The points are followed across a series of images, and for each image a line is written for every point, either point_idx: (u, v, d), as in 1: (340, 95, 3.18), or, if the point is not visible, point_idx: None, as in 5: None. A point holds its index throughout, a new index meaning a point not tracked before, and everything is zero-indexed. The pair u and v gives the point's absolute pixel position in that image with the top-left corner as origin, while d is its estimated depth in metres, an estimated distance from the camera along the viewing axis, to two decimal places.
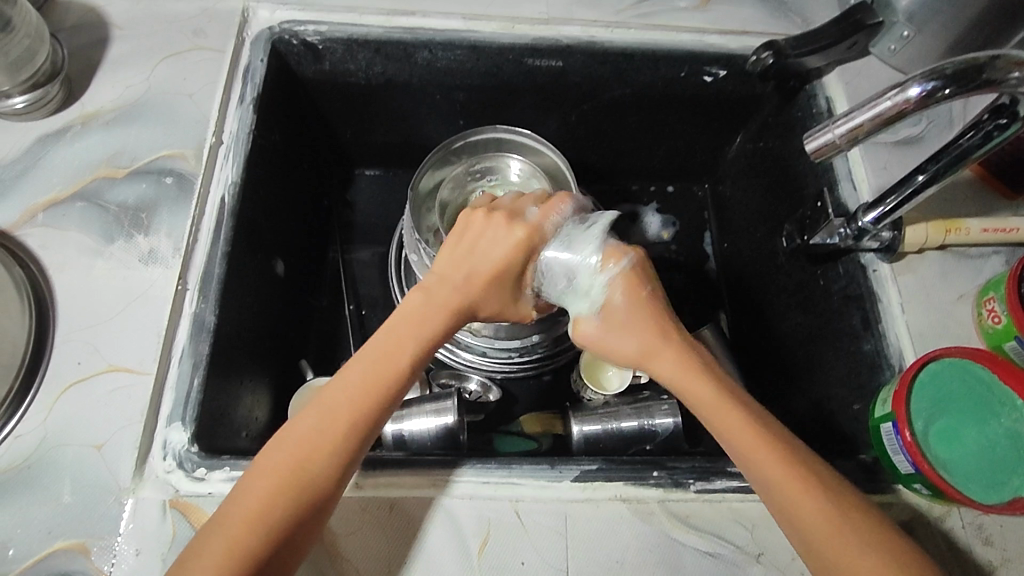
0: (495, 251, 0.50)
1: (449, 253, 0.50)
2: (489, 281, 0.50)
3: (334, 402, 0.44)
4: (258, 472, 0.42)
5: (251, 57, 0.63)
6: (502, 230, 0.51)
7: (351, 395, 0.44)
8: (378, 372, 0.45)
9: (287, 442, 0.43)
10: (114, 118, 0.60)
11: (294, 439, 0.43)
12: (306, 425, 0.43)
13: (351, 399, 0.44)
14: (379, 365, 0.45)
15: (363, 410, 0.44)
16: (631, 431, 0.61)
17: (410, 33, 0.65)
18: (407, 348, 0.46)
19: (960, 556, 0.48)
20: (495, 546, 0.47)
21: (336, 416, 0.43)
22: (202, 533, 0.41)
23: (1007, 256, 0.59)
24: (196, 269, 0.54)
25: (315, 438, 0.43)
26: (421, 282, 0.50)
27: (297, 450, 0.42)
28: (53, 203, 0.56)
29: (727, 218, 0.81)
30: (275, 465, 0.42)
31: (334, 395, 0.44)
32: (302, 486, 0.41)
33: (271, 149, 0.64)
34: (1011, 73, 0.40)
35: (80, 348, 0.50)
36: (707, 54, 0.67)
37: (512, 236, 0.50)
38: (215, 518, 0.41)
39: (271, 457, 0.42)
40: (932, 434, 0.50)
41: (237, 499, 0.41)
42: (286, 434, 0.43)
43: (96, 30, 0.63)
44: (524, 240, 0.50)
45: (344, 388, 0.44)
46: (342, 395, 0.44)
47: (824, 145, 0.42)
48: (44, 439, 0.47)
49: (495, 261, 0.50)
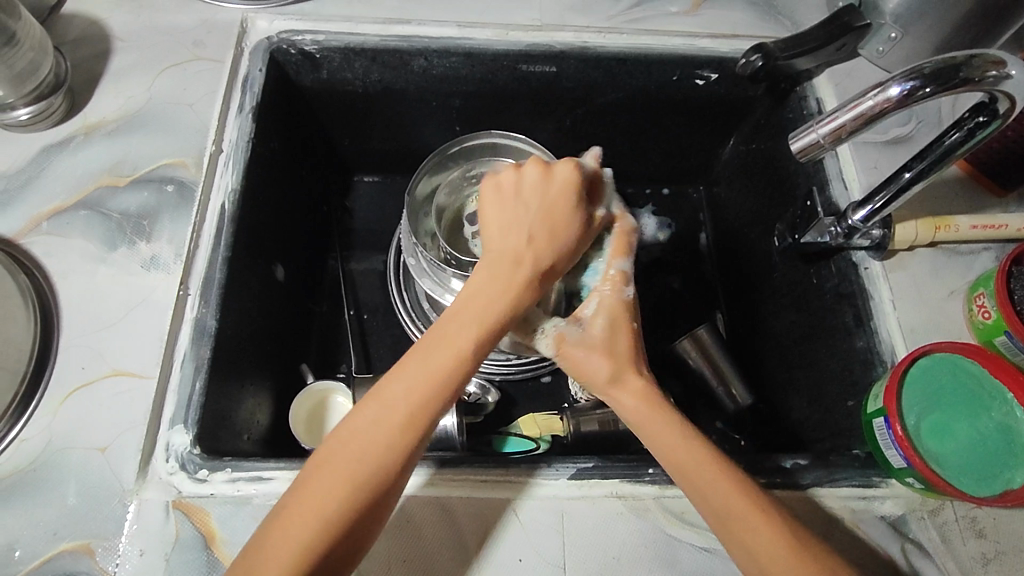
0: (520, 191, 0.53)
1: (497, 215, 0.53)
2: (508, 213, 0.52)
3: (391, 408, 0.44)
4: (314, 487, 0.41)
5: (250, 66, 0.64)
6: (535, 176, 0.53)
7: (415, 391, 0.44)
8: (430, 372, 0.45)
9: (338, 459, 0.42)
10: (116, 128, 0.61)
11: (351, 452, 0.42)
12: (365, 418, 0.43)
13: (409, 406, 0.44)
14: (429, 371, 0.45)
15: (423, 403, 0.44)
16: (628, 430, 0.63)
17: (406, 41, 0.66)
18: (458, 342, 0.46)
19: (952, 549, 0.49)
20: (492, 544, 0.47)
21: (393, 429, 0.43)
22: (262, 538, 0.40)
23: (997, 252, 0.60)
24: (197, 274, 0.55)
25: (372, 431, 0.43)
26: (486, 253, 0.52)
27: (351, 467, 0.42)
28: (57, 212, 0.57)
29: (722, 219, 0.82)
30: (338, 467, 0.42)
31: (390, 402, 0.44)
32: (359, 483, 0.41)
33: (270, 157, 0.65)
34: (989, 71, 0.41)
35: (84, 352, 0.51)
36: (698, 58, 0.68)
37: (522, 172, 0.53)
38: (261, 529, 0.41)
39: (327, 471, 0.42)
40: (924, 427, 0.51)
41: (293, 509, 0.41)
42: (349, 430, 0.43)
43: (100, 42, 0.65)
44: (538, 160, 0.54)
45: (395, 397, 0.44)
46: (397, 406, 0.44)
47: (809, 145, 0.44)
48: (50, 443, 0.48)
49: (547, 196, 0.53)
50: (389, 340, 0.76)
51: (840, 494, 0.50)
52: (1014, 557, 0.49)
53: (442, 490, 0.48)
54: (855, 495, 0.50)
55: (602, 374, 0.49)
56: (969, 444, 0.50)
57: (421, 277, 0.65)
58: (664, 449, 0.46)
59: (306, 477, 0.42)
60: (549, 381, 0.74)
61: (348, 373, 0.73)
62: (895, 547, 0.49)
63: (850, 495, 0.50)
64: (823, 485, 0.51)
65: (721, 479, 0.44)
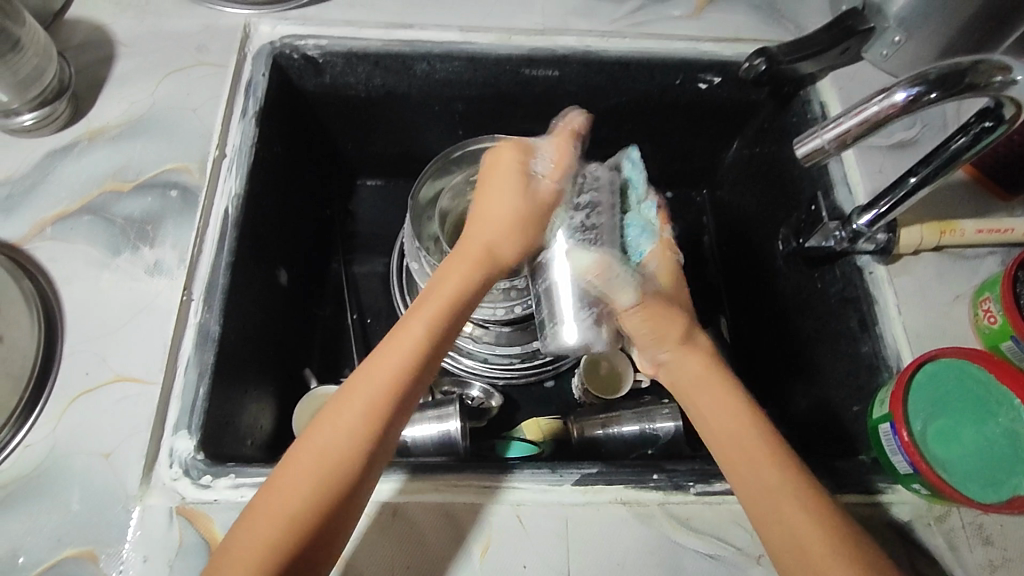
0: (490, 183, 0.55)
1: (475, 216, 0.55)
2: (491, 206, 0.55)
3: (356, 395, 0.44)
4: (285, 480, 0.42)
5: (253, 71, 0.64)
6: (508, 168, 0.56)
7: (379, 382, 0.44)
8: (391, 364, 0.45)
9: (309, 454, 0.42)
10: (120, 133, 0.61)
11: (318, 443, 0.43)
12: (334, 411, 0.44)
13: (373, 397, 0.44)
14: (390, 359, 0.45)
15: (384, 395, 0.44)
16: (631, 435, 0.62)
17: (408, 46, 0.66)
18: (424, 333, 0.47)
19: (958, 556, 0.49)
20: (496, 550, 0.47)
21: (360, 416, 0.43)
22: (240, 530, 0.41)
23: (1002, 256, 0.60)
24: (201, 279, 0.55)
25: (340, 423, 0.43)
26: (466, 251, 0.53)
27: (318, 458, 0.42)
28: (61, 217, 0.57)
29: (725, 222, 0.82)
30: (309, 461, 0.42)
31: (358, 395, 0.44)
32: (329, 476, 0.41)
33: (273, 161, 0.66)
34: (995, 77, 0.41)
35: (88, 358, 0.51)
36: (701, 62, 0.68)
37: (490, 165, 0.56)
38: (237, 527, 0.41)
39: (296, 460, 0.42)
40: (930, 433, 0.50)
41: (270, 500, 0.41)
42: (321, 424, 0.44)
43: (103, 47, 0.65)
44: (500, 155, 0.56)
45: (360, 394, 0.44)
46: (365, 397, 0.44)
47: (814, 150, 0.44)
48: (53, 449, 0.48)
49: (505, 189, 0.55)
50: None
51: (845, 500, 0.50)
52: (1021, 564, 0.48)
53: (445, 496, 0.48)
54: (861, 501, 0.50)
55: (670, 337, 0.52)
56: (975, 450, 0.50)
57: (425, 281, 0.65)
58: (705, 414, 0.49)
59: (283, 471, 0.42)
60: (552, 385, 0.74)
61: (351, 377, 0.73)
62: (900, 554, 0.49)
63: (854, 502, 0.50)
64: (828, 491, 0.50)
65: (753, 447, 0.46)
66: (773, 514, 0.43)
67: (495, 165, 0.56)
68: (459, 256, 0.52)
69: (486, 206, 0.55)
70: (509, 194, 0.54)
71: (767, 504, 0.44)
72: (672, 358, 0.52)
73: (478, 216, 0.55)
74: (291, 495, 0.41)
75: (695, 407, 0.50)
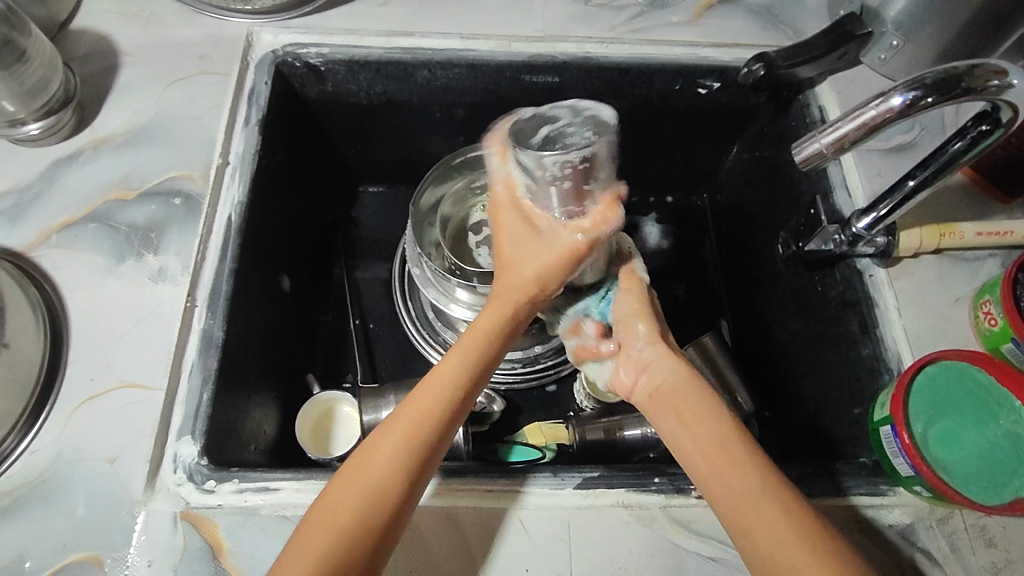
0: (503, 223, 0.54)
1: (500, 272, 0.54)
2: (523, 262, 0.53)
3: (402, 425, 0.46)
4: (335, 491, 0.44)
5: (256, 80, 0.65)
6: (515, 223, 0.53)
7: (425, 415, 0.46)
8: (444, 389, 0.48)
9: (356, 471, 0.44)
10: (125, 141, 0.61)
11: (363, 464, 0.44)
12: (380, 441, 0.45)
13: (420, 417, 0.46)
14: (435, 384, 0.48)
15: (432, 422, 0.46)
16: (634, 440, 0.62)
17: (409, 53, 0.67)
18: (462, 356, 0.50)
19: (961, 558, 0.49)
20: (499, 554, 0.47)
21: (416, 435, 0.45)
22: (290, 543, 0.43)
23: (1002, 258, 0.60)
24: (204, 286, 0.55)
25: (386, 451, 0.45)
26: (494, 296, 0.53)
27: (370, 471, 0.44)
28: (66, 225, 0.57)
29: (726, 225, 0.82)
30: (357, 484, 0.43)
31: (407, 415, 0.46)
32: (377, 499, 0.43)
33: (276, 168, 0.66)
34: (991, 81, 0.42)
35: (93, 364, 0.52)
36: (700, 67, 0.68)
37: (498, 200, 0.54)
38: (288, 548, 0.42)
39: (345, 482, 0.44)
40: (931, 436, 0.51)
41: (325, 507, 0.43)
42: (368, 452, 0.45)
43: (108, 57, 0.65)
44: (502, 191, 0.53)
45: (408, 414, 0.47)
46: (419, 417, 0.46)
47: (812, 154, 0.44)
48: (58, 454, 0.48)
49: (518, 244, 0.53)
50: (394, 349, 0.76)
51: (847, 503, 0.50)
52: None
53: (448, 500, 0.49)
54: (862, 504, 0.50)
55: (653, 336, 0.54)
56: (977, 452, 0.50)
57: (426, 286, 0.65)
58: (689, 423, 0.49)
59: (326, 492, 0.44)
60: (554, 390, 0.74)
61: (353, 382, 0.74)
62: (902, 555, 0.49)
63: (858, 504, 0.50)
64: (829, 493, 0.51)
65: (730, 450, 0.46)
66: (750, 520, 0.43)
67: (504, 197, 0.53)
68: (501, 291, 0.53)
69: (516, 247, 0.53)
70: (539, 240, 0.53)
71: (748, 517, 0.43)
72: (654, 359, 0.53)
73: (511, 264, 0.53)
74: (342, 506, 0.43)
75: (678, 414, 0.50)
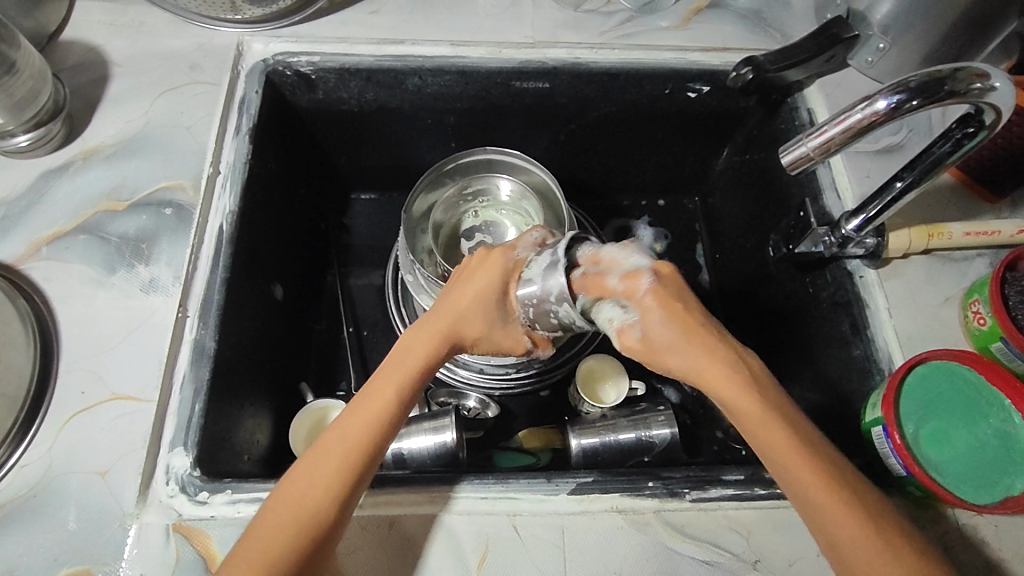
0: (477, 280, 0.50)
1: (444, 304, 0.49)
2: (468, 328, 0.49)
3: (331, 446, 0.44)
4: (270, 503, 0.42)
5: (246, 89, 0.65)
6: (492, 273, 0.50)
7: (350, 435, 0.44)
8: (370, 408, 0.45)
9: (290, 483, 0.43)
10: (114, 152, 0.61)
11: (296, 481, 0.42)
12: (308, 460, 0.43)
13: (348, 437, 0.44)
14: (366, 403, 0.45)
15: (360, 443, 0.44)
16: (629, 443, 0.62)
17: (400, 61, 0.67)
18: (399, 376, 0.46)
19: (955, 557, 0.49)
20: (493, 560, 0.47)
21: (349, 447, 0.43)
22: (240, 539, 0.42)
23: (990, 258, 0.60)
24: (196, 296, 0.55)
25: (314, 472, 0.43)
26: (424, 325, 0.49)
27: (306, 482, 0.42)
28: (56, 237, 0.57)
29: (718, 228, 0.83)
30: (288, 501, 0.42)
31: (337, 426, 0.45)
32: (307, 517, 0.41)
33: (268, 177, 0.66)
34: (974, 84, 0.42)
35: (83, 377, 0.52)
36: (689, 71, 0.68)
37: (489, 262, 0.50)
38: (236, 549, 0.41)
39: (280, 497, 0.42)
40: (923, 437, 0.51)
41: (260, 523, 0.42)
42: (296, 472, 0.43)
43: (98, 68, 0.65)
44: (502, 262, 0.49)
45: (337, 428, 0.45)
46: (343, 438, 0.44)
47: (799, 158, 0.44)
48: (49, 468, 0.48)
49: (483, 295, 0.49)
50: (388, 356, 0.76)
51: None
52: (1018, 565, 0.48)
53: (442, 508, 0.49)
54: None
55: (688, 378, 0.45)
56: (967, 452, 0.50)
57: (419, 292, 0.65)
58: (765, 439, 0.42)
59: (265, 506, 0.42)
60: (548, 395, 0.74)
61: (347, 391, 0.74)
62: None
63: None
64: None
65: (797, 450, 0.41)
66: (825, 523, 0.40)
67: (498, 262, 0.50)
68: (430, 327, 0.49)
69: (476, 296, 0.49)
70: (495, 316, 0.50)
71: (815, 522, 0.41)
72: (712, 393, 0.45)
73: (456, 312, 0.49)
74: (274, 518, 0.41)
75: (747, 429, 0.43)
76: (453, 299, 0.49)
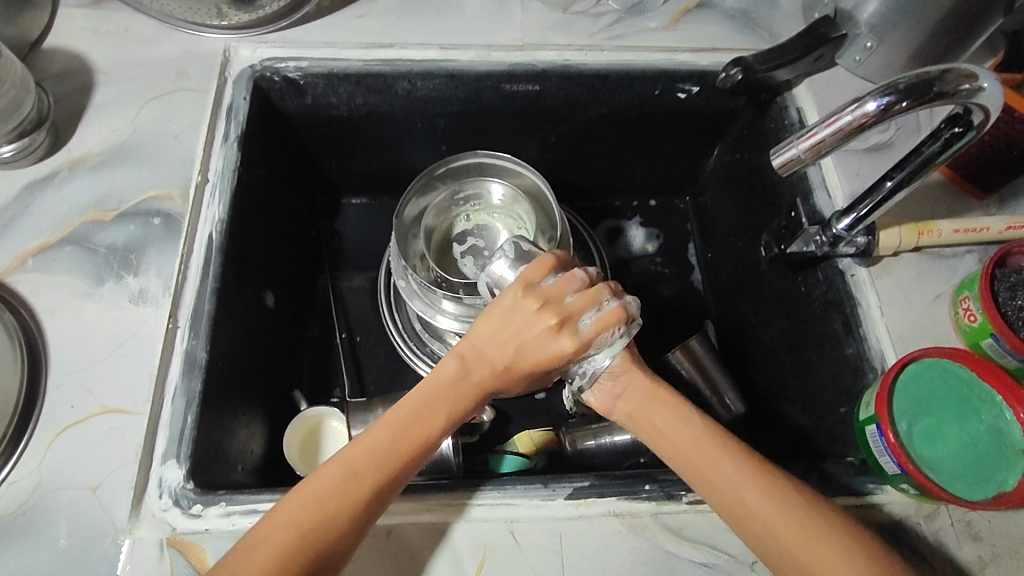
0: (538, 347, 0.46)
1: (498, 348, 0.47)
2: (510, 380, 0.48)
3: (357, 468, 0.42)
4: (281, 511, 0.41)
5: (234, 95, 0.64)
6: (552, 339, 0.46)
7: (377, 462, 0.43)
8: (403, 446, 0.44)
9: (308, 492, 0.41)
10: (101, 161, 0.61)
11: (310, 493, 0.41)
12: (329, 476, 0.42)
13: (376, 467, 0.42)
14: (404, 435, 0.44)
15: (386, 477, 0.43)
16: (624, 444, 0.62)
17: (389, 65, 0.67)
18: (436, 415, 0.45)
19: (949, 553, 0.49)
20: (490, 568, 0.47)
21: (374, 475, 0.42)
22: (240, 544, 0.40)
23: (979, 255, 0.61)
24: (185, 306, 0.55)
25: (335, 490, 0.41)
26: (471, 360, 0.47)
27: (329, 498, 0.41)
28: (43, 248, 0.57)
29: (709, 228, 0.83)
30: (295, 513, 0.40)
31: (368, 446, 0.43)
32: (316, 537, 0.40)
33: (257, 185, 0.66)
34: (962, 85, 0.42)
35: (74, 391, 0.51)
36: (679, 72, 0.68)
37: (557, 347, 0.46)
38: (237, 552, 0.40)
39: (289, 505, 0.41)
40: (915, 434, 0.51)
41: (263, 531, 0.40)
42: (312, 484, 0.42)
43: (82, 76, 0.65)
44: (566, 356, 0.46)
45: (369, 448, 0.43)
46: (370, 466, 0.42)
47: (790, 160, 0.44)
48: (39, 483, 0.48)
49: (536, 359, 0.46)
50: (382, 361, 0.76)
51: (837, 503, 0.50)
52: (1011, 560, 0.49)
53: (439, 515, 0.48)
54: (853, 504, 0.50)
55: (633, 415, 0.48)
56: (959, 448, 0.51)
57: (411, 297, 0.65)
58: (719, 491, 0.43)
59: (273, 512, 0.41)
60: (543, 398, 0.74)
61: (341, 397, 0.73)
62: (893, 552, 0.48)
63: (849, 504, 0.50)
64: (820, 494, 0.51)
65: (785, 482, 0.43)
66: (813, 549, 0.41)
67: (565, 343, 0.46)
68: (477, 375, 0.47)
69: (530, 356, 0.46)
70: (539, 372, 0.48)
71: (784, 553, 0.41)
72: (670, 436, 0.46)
73: (505, 364, 0.47)
74: (281, 527, 0.40)
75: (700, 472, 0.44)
76: (507, 352, 0.46)
